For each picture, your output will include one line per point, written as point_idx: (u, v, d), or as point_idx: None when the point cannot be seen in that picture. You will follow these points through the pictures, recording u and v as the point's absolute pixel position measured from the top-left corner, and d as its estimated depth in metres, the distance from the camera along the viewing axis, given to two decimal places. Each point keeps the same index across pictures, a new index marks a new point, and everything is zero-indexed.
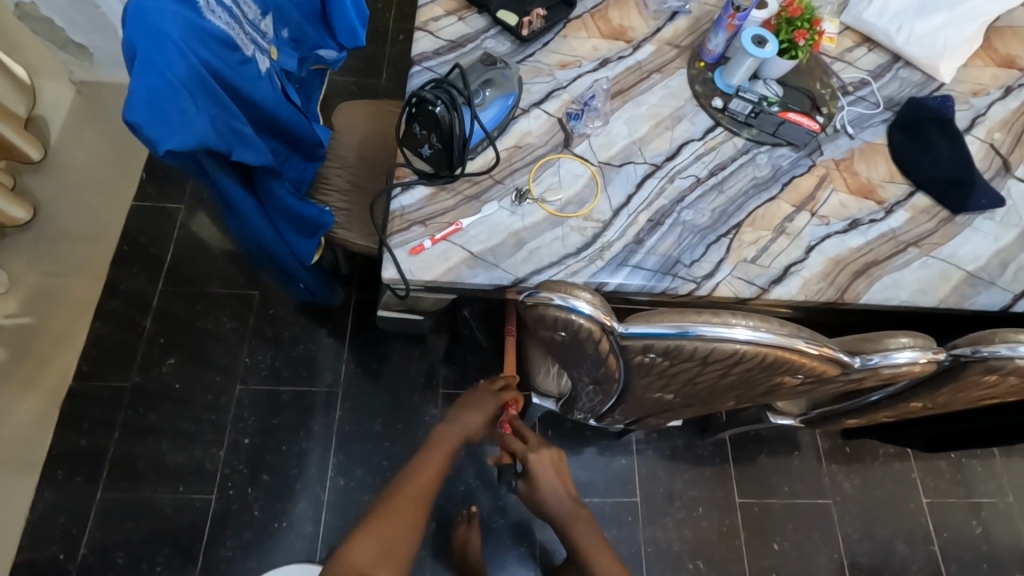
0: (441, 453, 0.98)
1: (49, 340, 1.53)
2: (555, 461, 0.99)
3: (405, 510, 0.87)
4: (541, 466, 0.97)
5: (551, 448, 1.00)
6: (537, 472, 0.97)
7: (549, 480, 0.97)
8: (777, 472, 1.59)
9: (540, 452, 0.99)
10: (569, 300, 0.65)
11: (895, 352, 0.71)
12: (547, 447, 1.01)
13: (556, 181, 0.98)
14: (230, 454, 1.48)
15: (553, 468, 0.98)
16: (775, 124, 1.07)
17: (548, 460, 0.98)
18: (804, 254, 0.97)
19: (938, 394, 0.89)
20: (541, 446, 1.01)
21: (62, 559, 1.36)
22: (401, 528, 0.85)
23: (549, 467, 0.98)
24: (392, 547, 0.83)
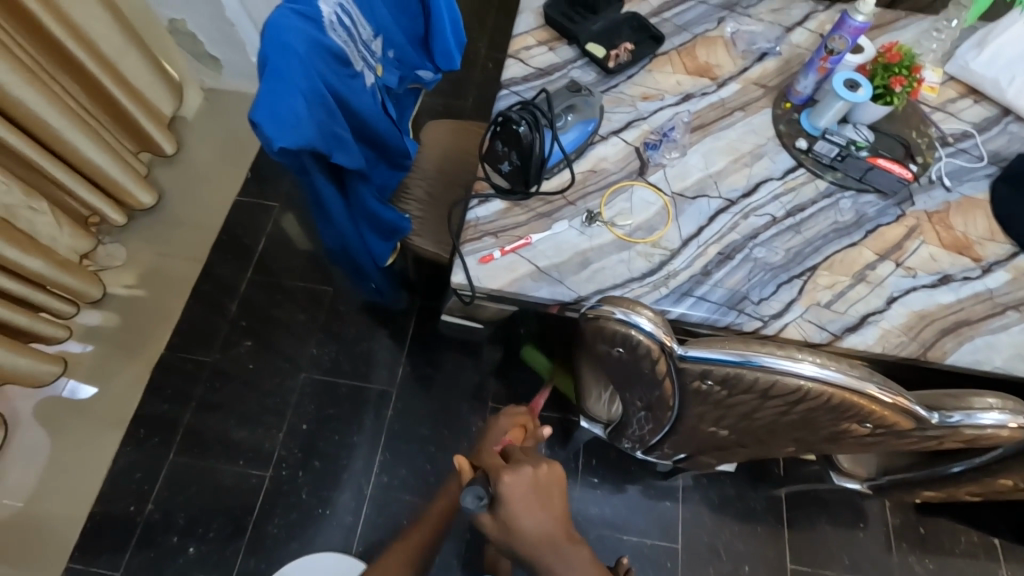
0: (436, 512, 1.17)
1: (150, 313, 1.71)
2: (534, 481, 0.78)
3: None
4: (518, 492, 0.76)
5: (528, 470, 0.78)
6: (512, 499, 0.76)
7: (530, 517, 0.76)
8: (838, 541, 1.48)
9: (520, 473, 0.77)
10: (630, 316, 0.63)
11: (979, 413, 0.63)
12: (528, 466, 0.79)
13: (627, 207, 1.00)
14: (288, 437, 1.57)
15: (532, 491, 0.77)
16: (862, 169, 1.03)
17: (524, 484, 0.77)
18: (885, 304, 0.93)
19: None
20: (519, 465, 0.78)
21: (132, 512, 1.48)
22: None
23: (532, 491, 0.77)
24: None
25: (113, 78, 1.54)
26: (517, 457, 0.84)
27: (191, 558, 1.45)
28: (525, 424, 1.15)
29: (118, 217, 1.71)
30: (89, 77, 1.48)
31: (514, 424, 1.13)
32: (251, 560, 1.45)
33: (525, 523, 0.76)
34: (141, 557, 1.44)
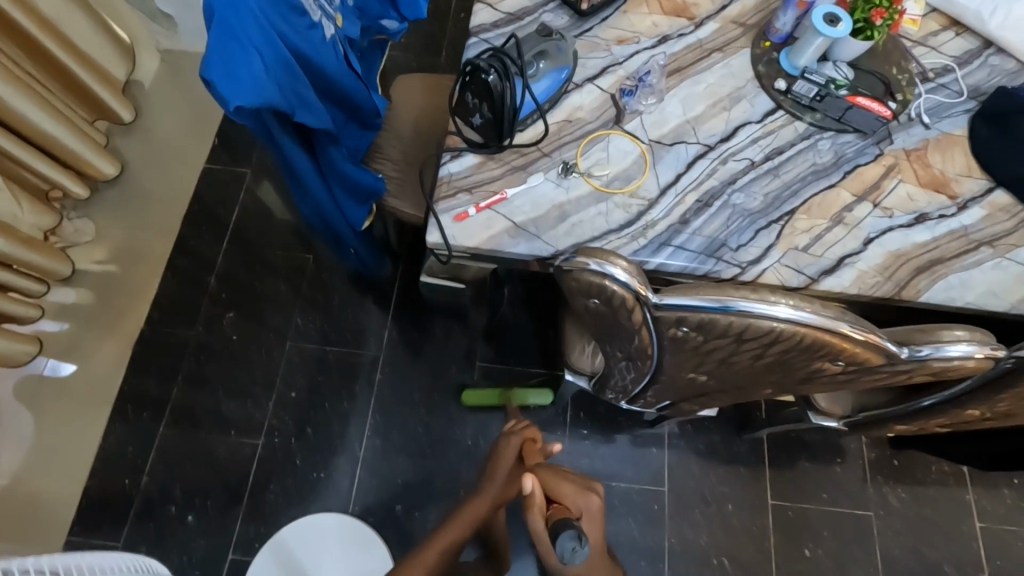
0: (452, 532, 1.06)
1: (127, 289, 1.69)
2: (598, 505, 0.97)
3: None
4: (591, 514, 0.96)
5: (597, 494, 0.98)
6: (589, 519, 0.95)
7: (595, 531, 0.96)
8: (817, 477, 1.55)
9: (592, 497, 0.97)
10: (605, 266, 0.61)
11: (948, 345, 0.61)
12: (592, 491, 0.98)
13: (604, 157, 0.98)
14: (279, 406, 1.58)
15: (597, 513, 0.97)
16: (841, 108, 1.01)
17: (593, 507, 0.96)
18: (861, 246, 0.93)
19: (998, 401, 0.82)
20: (588, 490, 0.98)
21: (128, 485, 1.50)
22: None
23: (597, 513, 0.97)
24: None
25: (58, 40, 1.44)
26: (574, 477, 1.01)
27: (191, 527, 1.47)
28: (536, 438, 1.16)
29: (80, 190, 1.63)
30: (31, 40, 1.38)
31: (526, 444, 1.14)
32: (251, 525, 1.48)
33: (597, 551, 0.95)
34: (140, 529, 1.46)
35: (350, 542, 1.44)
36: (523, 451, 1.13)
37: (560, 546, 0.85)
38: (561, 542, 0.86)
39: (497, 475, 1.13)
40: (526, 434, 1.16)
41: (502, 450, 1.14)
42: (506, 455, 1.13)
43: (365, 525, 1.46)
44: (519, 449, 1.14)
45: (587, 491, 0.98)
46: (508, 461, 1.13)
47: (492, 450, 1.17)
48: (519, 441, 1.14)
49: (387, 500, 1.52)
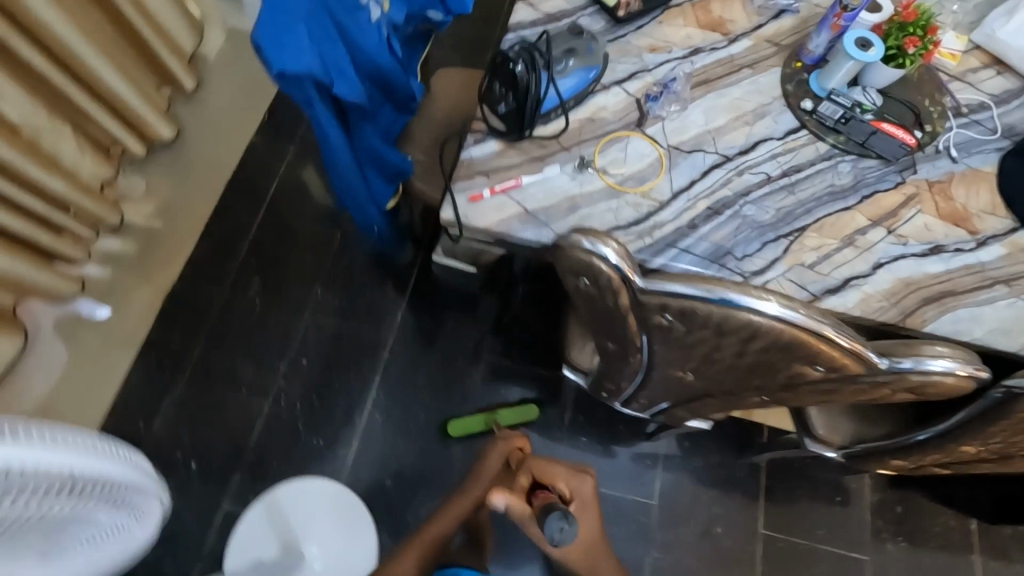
0: (432, 534, 1.09)
1: (165, 245, 1.78)
2: (589, 488, 0.99)
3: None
4: (581, 496, 0.98)
5: (589, 478, 1.00)
6: (579, 500, 0.97)
7: (586, 515, 0.97)
8: (813, 512, 1.51)
9: (582, 481, 0.99)
10: (597, 245, 0.64)
11: (929, 360, 0.60)
12: (581, 475, 0.99)
13: (621, 156, 1.00)
14: (290, 371, 1.65)
15: (588, 497, 0.98)
16: (865, 133, 1.01)
17: (584, 491, 0.98)
18: (871, 270, 0.92)
19: (991, 438, 0.80)
20: (578, 474, 0.99)
21: (142, 427, 1.58)
22: None
23: (588, 497, 0.98)
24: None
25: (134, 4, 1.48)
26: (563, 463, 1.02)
27: (193, 474, 1.54)
28: (522, 448, 1.17)
29: (137, 148, 1.66)
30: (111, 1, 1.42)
31: (512, 452, 1.15)
32: (248, 480, 1.54)
33: (589, 537, 0.96)
34: None
35: (331, 503, 1.49)
36: (508, 459, 1.15)
37: (547, 529, 0.86)
38: (550, 522, 0.86)
39: (481, 478, 1.14)
40: (511, 441, 1.17)
41: (488, 459, 1.16)
42: (492, 462, 1.15)
43: (349, 492, 1.51)
44: (504, 457, 1.15)
45: (576, 476, 0.99)
46: (492, 469, 1.15)
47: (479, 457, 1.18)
48: (507, 449, 1.15)
49: (381, 475, 1.56)
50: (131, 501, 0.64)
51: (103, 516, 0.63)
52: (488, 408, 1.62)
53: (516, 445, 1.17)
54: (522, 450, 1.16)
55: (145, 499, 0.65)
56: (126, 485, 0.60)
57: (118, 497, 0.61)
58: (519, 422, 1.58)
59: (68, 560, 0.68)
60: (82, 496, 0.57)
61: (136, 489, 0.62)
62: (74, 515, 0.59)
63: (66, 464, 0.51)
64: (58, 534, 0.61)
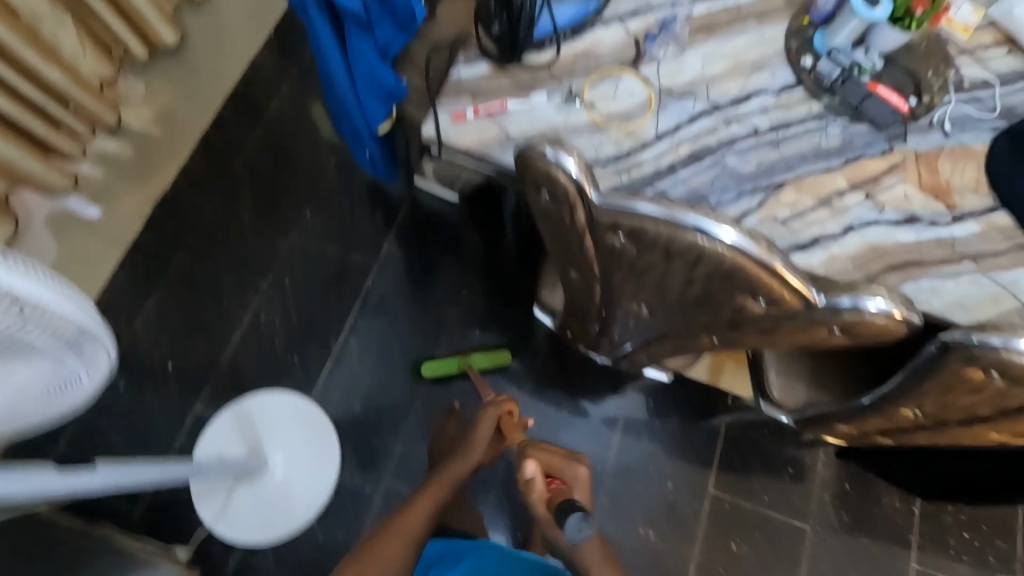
0: (432, 494, 1.17)
1: (161, 153, 1.78)
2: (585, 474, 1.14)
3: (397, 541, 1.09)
4: (579, 482, 1.13)
5: (583, 464, 1.15)
6: (578, 485, 1.13)
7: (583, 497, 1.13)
8: (763, 480, 1.56)
9: (579, 469, 1.14)
10: (558, 156, 0.64)
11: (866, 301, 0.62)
12: (577, 461, 1.15)
13: (611, 93, 0.99)
14: (272, 288, 1.67)
15: (584, 481, 1.13)
16: (860, 95, 0.99)
17: (581, 476, 1.14)
18: (841, 232, 0.92)
19: (925, 400, 0.82)
20: (573, 460, 1.15)
21: (123, 325, 1.62)
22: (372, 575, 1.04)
23: (584, 483, 1.13)
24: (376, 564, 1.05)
25: None
26: (561, 450, 1.17)
27: (170, 375, 1.58)
28: (512, 411, 1.30)
29: (139, 50, 1.69)
30: None
31: (504, 414, 1.29)
32: (222, 387, 1.59)
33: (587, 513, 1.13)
34: (123, 367, 1.58)
35: (302, 419, 1.53)
36: (501, 421, 1.29)
37: (567, 527, 0.99)
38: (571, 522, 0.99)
39: (477, 441, 1.27)
40: (503, 405, 1.31)
41: (483, 421, 1.28)
42: (486, 425, 1.28)
43: (319, 410, 1.55)
44: (496, 420, 1.29)
45: (573, 462, 1.15)
46: (485, 429, 1.28)
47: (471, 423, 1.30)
48: (498, 411, 1.28)
49: (350, 397, 1.60)
50: (78, 346, 0.62)
51: (59, 361, 0.63)
52: (463, 351, 1.64)
53: (506, 406, 1.31)
54: (513, 414, 1.31)
55: (92, 348, 0.64)
56: (72, 326, 0.58)
57: (65, 339, 0.60)
58: (491, 368, 1.61)
59: (12, 411, 0.67)
60: (46, 334, 0.57)
61: (82, 334, 0.61)
62: (13, 348, 0.57)
63: (36, 296, 0.52)
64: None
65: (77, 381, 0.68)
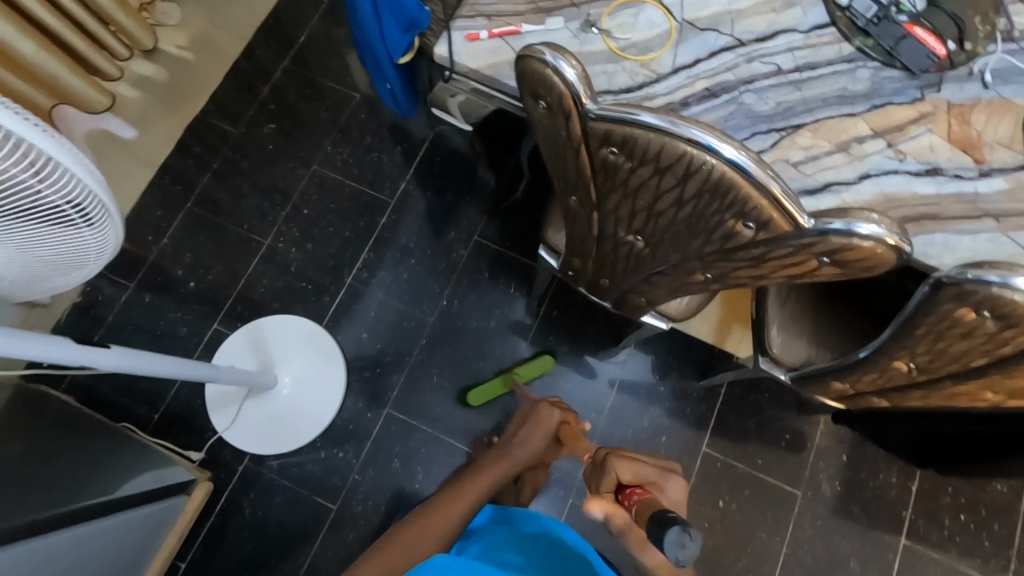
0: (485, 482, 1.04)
1: (192, 79, 1.82)
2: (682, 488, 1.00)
3: (431, 528, 0.92)
4: (673, 493, 1.00)
5: (677, 476, 1.02)
6: (670, 496, 1.00)
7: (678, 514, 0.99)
8: (757, 443, 1.56)
9: (671, 479, 1.00)
10: (557, 59, 0.62)
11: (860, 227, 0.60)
12: (671, 473, 1.01)
13: (630, 22, 0.96)
14: (290, 218, 1.71)
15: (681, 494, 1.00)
16: (895, 37, 0.94)
17: (676, 489, 1.00)
18: (856, 178, 0.89)
19: (917, 346, 0.81)
20: (667, 471, 1.01)
21: (149, 241, 1.68)
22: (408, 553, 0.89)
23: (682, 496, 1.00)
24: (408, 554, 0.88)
25: None
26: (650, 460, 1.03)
27: (191, 291, 1.66)
28: (572, 422, 1.20)
29: None
30: None
31: (565, 422, 1.20)
32: (238, 307, 1.65)
33: None
34: (149, 279, 1.66)
35: (312, 343, 1.59)
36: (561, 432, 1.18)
37: (670, 543, 0.77)
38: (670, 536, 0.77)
39: (532, 438, 1.17)
40: (564, 412, 1.22)
41: (541, 419, 1.19)
42: (544, 425, 1.18)
43: (329, 337, 1.61)
44: (558, 425, 1.19)
45: (666, 473, 1.01)
46: (542, 432, 1.18)
47: (527, 422, 1.21)
48: (558, 419, 1.19)
49: (358, 328, 1.64)
50: (90, 222, 0.67)
51: (77, 240, 0.68)
52: (502, 370, 1.61)
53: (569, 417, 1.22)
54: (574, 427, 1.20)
55: (103, 226, 0.68)
56: (88, 202, 0.64)
57: (80, 211, 0.64)
58: (535, 376, 1.59)
59: (22, 282, 0.71)
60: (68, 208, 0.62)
61: (101, 214, 0.67)
62: (32, 217, 0.61)
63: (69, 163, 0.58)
64: (16, 241, 0.63)
65: (86, 261, 0.73)
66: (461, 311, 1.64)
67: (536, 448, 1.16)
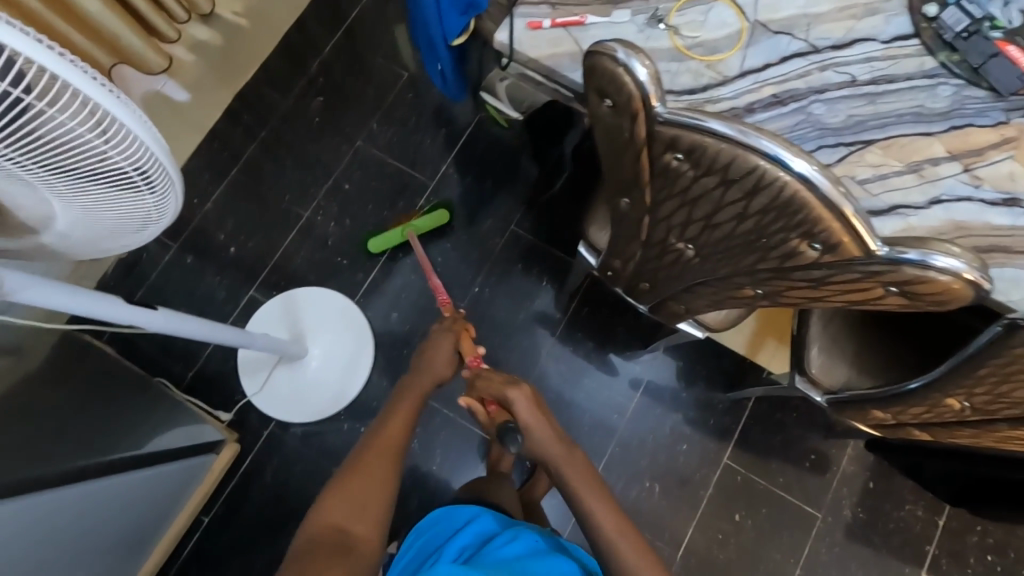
0: (407, 406, 1.00)
1: (245, 46, 1.84)
2: (524, 397, 0.96)
3: (378, 466, 0.88)
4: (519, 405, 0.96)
5: (522, 387, 0.96)
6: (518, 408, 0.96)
7: (534, 424, 0.95)
8: (780, 460, 1.53)
9: (514, 388, 0.96)
10: (630, 59, 0.60)
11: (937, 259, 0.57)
12: (515, 384, 0.97)
13: (699, 20, 0.92)
14: (331, 192, 1.73)
15: (525, 403, 0.95)
16: (985, 55, 0.89)
17: (518, 400, 0.96)
18: (926, 204, 0.84)
19: (979, 383, 0.77)
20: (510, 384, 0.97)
21: (194, 204, 1.72)
22: (360, 490, 0.84)
23: (529, 405, 0.95)
24: (365, 503, 0.83)
25: None
26: (498, 374, 1.00)
27: (231, 256, 1.69)
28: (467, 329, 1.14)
29: None
30: None
31: (458, 336, 1.12)
32: (274, 276, 1.68)
33: (546, 438, 0.95)
34: (191, 242, 1.69)
35: (343, 318, 1.61)
36: (458, 344, 1.11)
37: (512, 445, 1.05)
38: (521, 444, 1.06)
39: (430, 362, 1.08)
40: (456, 325, 1.14)
41: (434, 345, 1.10)
42: (438, 349, 1.09)
43: (360, 313, 1.63)
44: (453, 342, 1.10)
45: (508, 386, 0.97)
46: (441, 352, 1.09)
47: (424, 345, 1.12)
48: (452, 337, 1.11)
49: (388, 306, 1.65)
50: (153, 189, 0.68)
51: (139, 205, 0.69)
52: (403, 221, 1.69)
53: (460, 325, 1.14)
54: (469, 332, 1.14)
55: (165, 193, 0.69)
56: (153, 169, 0.64)
57: (144, 177, 0.65)
58: (432, 228, 1.66)
59: (85, 243, 0.73)
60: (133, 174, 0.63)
61: (164, 182, 0.67)
62: (99, 179, 0.62)
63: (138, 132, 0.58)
64: (83, 202, 0.65)
65: (146, 225, 0.74)
66: (490, 298, 1.64)
67: (437, 372, 1.07)
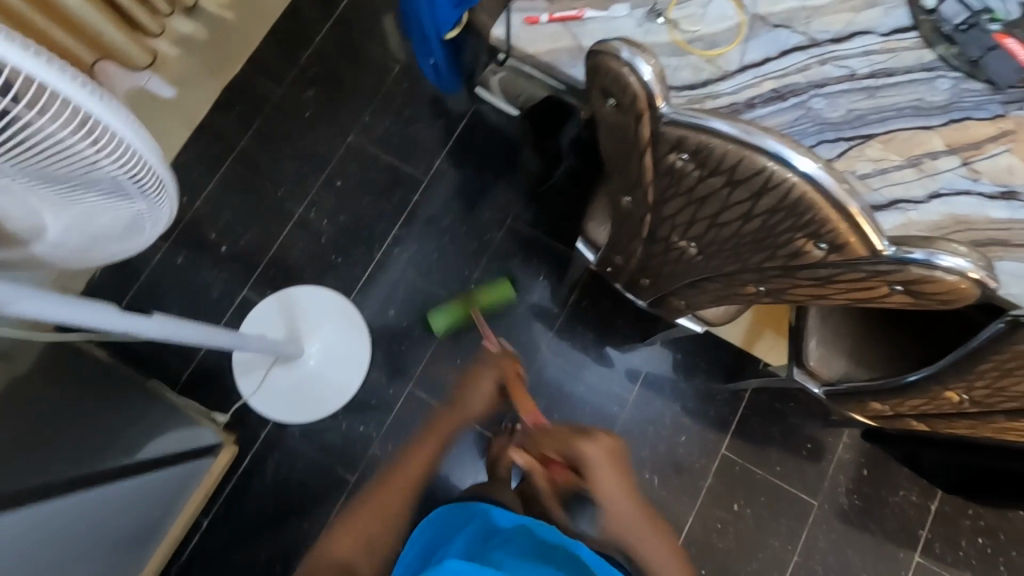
0: (432, 443, 1.06)
1: (231, 40, 1.79)
2: (602, 453, 0.93)
3: (393, 501, 0.98)
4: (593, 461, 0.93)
5: (597, 441, 0.94)
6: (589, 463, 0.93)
7: (605, 480, 0.93)
8: (778, 450, 1.54)
9: (588, 440, 0.94)
10: (635, 59, 0.59)
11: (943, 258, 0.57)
12: (595, 439, 0.94)
13: (699, 13, 0.91)
14: (324, 188, 1.70)
15: (603, 460, 0.93)
16: (983, 47, 0.88)
17: (593, 457, 0.93)
18: (925, 198, 0.85)
19: (980, 376, 0.79)
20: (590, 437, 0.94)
21: (184, 203, 1.69)
22: (365, 527, 0.95)
23: (603, 459, 0.93)
24: (373, 541, 0.94)
25: None
26: (567, 428, 0.97)
27: (223, 256, 1.67)
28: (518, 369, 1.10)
29: None
30: None
31: (507, 374, 1.09)
32: (268, 275, 1.66)
33: (617, 496, 0.93)
34: (182, 241, 1.66)
35: (339, 316, 1.60)
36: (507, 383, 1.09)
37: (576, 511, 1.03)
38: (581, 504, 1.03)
39: (464, 398, 1.09)
40: (506, 360, 1.10)
41: (478, 382, 1.10)
42: (482, 387, 1.09)
43: (356, 311, 1.61)
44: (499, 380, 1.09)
45: (587, 440, 0.94)
46: (486, 391, 1.10)
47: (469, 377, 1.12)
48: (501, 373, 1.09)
49: (384, 303, 1.64)
50: (146, 194, 0.66)
51: (131, 211, 0.68)
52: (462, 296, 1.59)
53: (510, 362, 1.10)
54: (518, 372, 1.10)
55: (158, 198, 0.68)
56: (146, 175, 0.63)
57: (137, 184, 0.63)
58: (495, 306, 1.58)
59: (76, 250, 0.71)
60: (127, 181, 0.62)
61: (157, 187, 0.66)
62: (90, 186, 0.61)
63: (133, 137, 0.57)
64: (74, 209, 0.63)
65: (139, 231, 0.73)
66: None
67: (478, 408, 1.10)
